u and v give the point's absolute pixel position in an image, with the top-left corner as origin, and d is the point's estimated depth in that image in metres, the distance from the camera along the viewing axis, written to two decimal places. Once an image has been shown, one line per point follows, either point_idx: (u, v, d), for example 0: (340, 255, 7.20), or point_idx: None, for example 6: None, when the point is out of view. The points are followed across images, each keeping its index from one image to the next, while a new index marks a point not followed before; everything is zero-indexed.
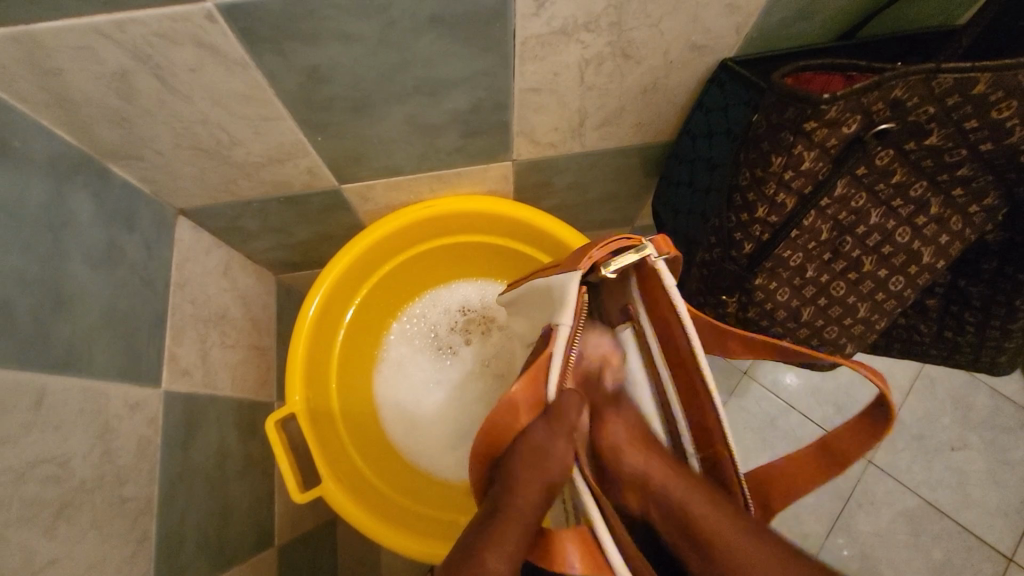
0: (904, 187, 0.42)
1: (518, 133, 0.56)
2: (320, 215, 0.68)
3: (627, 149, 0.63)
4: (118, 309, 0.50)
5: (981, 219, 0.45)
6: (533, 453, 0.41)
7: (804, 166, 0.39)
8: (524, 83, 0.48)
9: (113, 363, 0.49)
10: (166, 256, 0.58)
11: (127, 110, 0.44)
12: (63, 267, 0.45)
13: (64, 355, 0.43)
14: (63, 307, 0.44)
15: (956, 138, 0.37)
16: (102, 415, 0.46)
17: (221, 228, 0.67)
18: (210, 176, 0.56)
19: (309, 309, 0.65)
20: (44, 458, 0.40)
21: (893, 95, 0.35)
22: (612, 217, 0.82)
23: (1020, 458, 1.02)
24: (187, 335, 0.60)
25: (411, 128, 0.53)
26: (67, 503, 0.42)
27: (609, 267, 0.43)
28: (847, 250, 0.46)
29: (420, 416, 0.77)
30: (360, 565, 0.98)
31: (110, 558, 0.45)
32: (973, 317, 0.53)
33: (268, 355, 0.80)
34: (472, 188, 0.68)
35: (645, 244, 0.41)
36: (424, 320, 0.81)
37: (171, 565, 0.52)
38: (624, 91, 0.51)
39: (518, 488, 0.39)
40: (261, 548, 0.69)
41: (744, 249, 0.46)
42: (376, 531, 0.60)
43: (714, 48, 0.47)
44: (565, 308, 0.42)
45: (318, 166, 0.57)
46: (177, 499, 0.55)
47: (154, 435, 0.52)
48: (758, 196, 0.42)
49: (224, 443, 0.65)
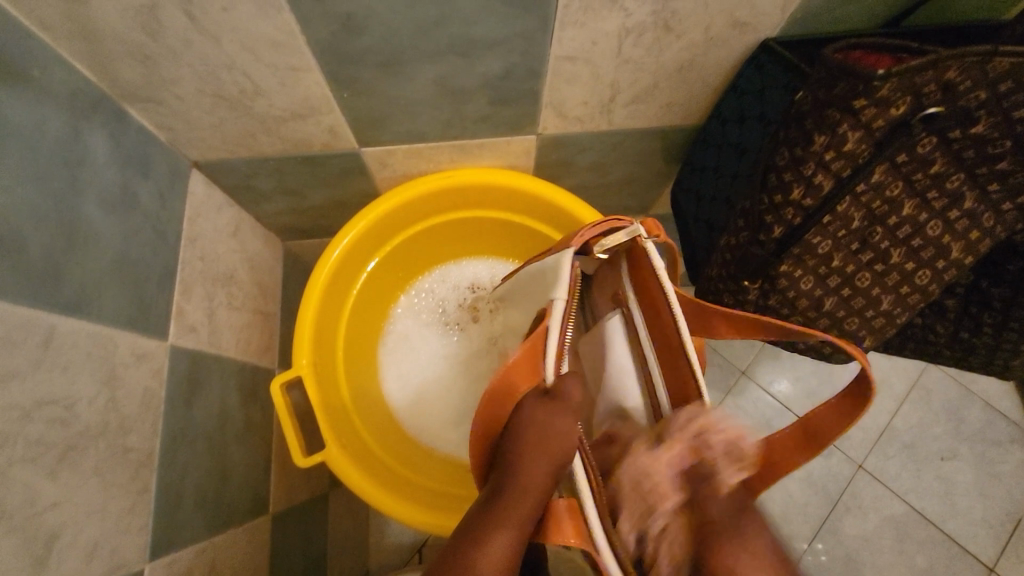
0: (942, 179, 0.41)
1: (547, 104, 0.55)
2: (336, 179, 0.67)
3: (653, 131, 0.62)
4: (128, 256, 0.49)
5: (1014, 217, 0.44)
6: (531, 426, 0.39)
7: (846, 147, 0.39)
8: (560, 51, 0.47)
9: (122, 311, 0.47)
10: (179, 208, 0.57)
11: (151, 47, 0.43)
12: (76, 206, 0.43)
13: (73, 297, 0.42)
14: (74, 248, 0.43)
15: (1003, 128, 0.37)
16: (109, 362, 0.45)
17: (234, 185, 0.66)
18: (229, 127, 0.54)
19: (324, 271, 0.64)
20: (48, 399, 0.39)
21: (947, 77, 0.35)
22: (629, 203, 0.81)
23: (1009, 472, 1.03)
24: (195, 291, 0.59)
25: (439, 91, 0.51)
26: (70, 447, 0.41)
27: (601, 246, 0.46)
28: (876, 241, 0.45)
29: (423, 390, 0.76)
30: (349, 541, 0.98)
31: (111, 507, 0.44)
32: (992, 318, 0.53)
33: (273, 322, 0.78)
34: (491, 161, 0.67)
35: (637, 225, 0.46)
36: (433, 295, 0.80)
37: (169, 521, 0.51)
38: (660, 67, 0.50)
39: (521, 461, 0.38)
40: (256, 513, 0.68)
41: (773, 233, 0.46)
42: (376, 499, 0.60)
43: (757, 26, 0.46)
44: (560, 283, 0.44)
45: (340, 125, 0.55)
46: (177, 455, 0.54)
47: (159, 388, 0.51)
48: (795, 177, 0.42)
49: (225, 404, 0.63)
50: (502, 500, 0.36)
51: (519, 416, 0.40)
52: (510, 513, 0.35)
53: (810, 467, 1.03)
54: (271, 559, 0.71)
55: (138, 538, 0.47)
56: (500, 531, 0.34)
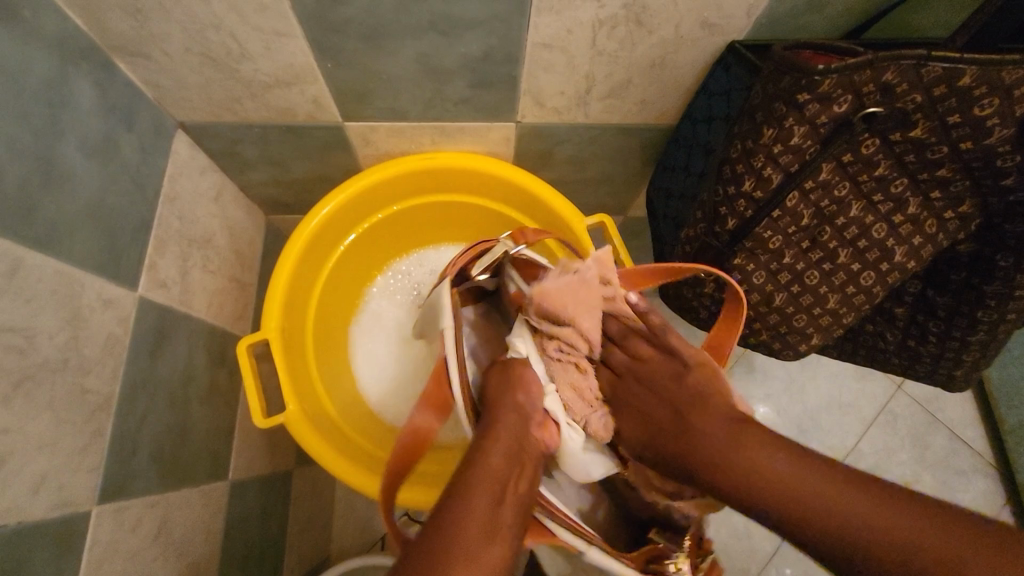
0: (886, 182, 0.44)
1: (526, 92, 0.57)
2: (319, 152, 0.69)
3: (628, 128, 0.64)
4: (104, 202, 0.50)
5: (955, 226, 0.46)
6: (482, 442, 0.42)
7: (793, 141, 0.41)
8: (536, 37, 0.49)
9: (93, 256, 0.48)
10: (160, 166, 0.59)
11: (141, 1, 0.45)
12: (52, 144, 0.45)
13: (45, 233, 0.44)
14: (50, 185, 0.44)
15: (939, 133, 0.39)
16: (76, 302, 0.46)
17: (219, 151, 0.67)
18: (215, 88, 0.56)
19: (304, 232, 0.65)
20: (9, 327, 0.40)
21: (885, 79, 0.38)
22: (608, 203, 0.83)
23: (969, 500, 1.04)
24: (170, 248, 0.60)
25: (421, 68, 0.53)
26: (28, 377, 0.42)
27: (477, 267, 0.55)
28: (825, 241, 0.47)
29: (391, 370, 0.77)
30: (308, 523, 0.97)
31: (63, 444, 0.45)
32: (936, 326, 0.55)
33: (249, 292, 0.79)
34: (472, 146, 0.69)
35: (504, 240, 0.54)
36: (409, 277, 0.82)
37: (122, 467, 0.52)
38: (633, 63, 0.53)
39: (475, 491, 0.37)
40: (214, 478, 0.68)
41: (727, 225, 0.48)
42: (331, 465, 0.60)
43: (724, 28, 0.49)
44: (444, 309, 0.50)
45: (323, 95, 0.57)
46: (137, 405, 0.54)
47: (124, 336, 0.52)
48: (746, 169, 0.44)
49: (192, 364, 0.64)
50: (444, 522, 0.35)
51: (465, 461, 0.40)
52: (488, 528, 0.35)
53: None
54: (227, 526, 0.71)
55: (89, 478, 0.47)
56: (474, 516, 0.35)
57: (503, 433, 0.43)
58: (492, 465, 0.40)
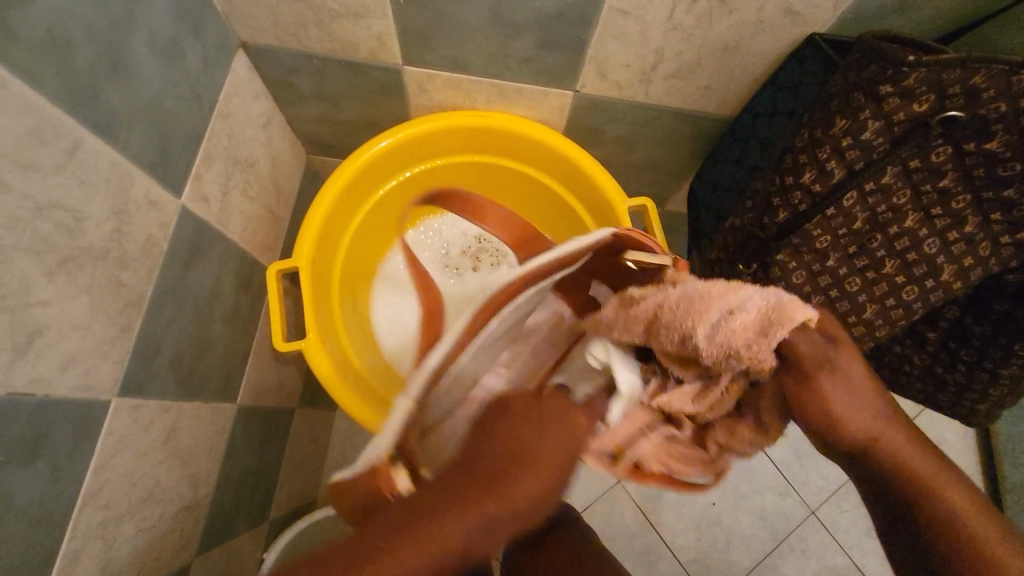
0: (948, 196, 0.43)
1: (591, 59, 0.56)
2: (372, 94, 0.69)
3: (686, 114, 0.63)
4: (162, 104, 0.50)
5: (1010, 254, 0.44)
6: (534, 436, 0.34)
7: (863, 136, 0.45)
8: (615, 2, 0.49)
9: (145, 153, 0.49)
10: (219, 81, 0.59)
11: None
12: (125, 35, 0.45)
13: (106, 121, 0.44)
14: (117, 75, 0.45)
15: (1018, 148, 0.38)
16: (125, 195, 0.47)
17: (276, 78, 0.68)
18: (284, 10, 0.56)
19: (362, 156, 0.66)
20: (61, 204, 0.40)
21: (973, 82, 0.39)
22: (647, 191, 0.83)
23: None
24: (216, 165, 0.61)
25: (492, 18, 0.53)
26: (72, 258, 0.42)
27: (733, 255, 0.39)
28: (873, 248, 0.48)
29: (410, 323, 0.78)
30: (301, 464, 0.99)
31: (95, 329, 0.46)
32: (968, 355, 0.55)
33: (281, 226, 0.80)
34: (525, 111, 0.69)
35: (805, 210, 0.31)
36: (439, 236, 0.82)
37: (144, 366, 0.53)
38: (706, 44, 0.52)
39: (493, 485, 0.31)
40: (224, 398, 0.69)
41: (777, 216, 0.53)
42: (341, 397, 0.61)
43: (807, 20, 0.48)
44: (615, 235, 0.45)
45: (389, 34, 0.57)
46: (164, 311, 0.55)
47: (162, 239, 0.53)
48: (810, 159, 0.49)
49: (220, 283, 0.65)
50: (466, 492, 0.31)
51: (516, 455, 0.33)
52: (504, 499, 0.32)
53: (763, 500, 1.03)
54: (228, 448, 0.72)
55: (113, 370, 0.48)
56: (482, 507, 0.30)
57: (556, 453, 0.34)
58: (529, 486, 0.32)
